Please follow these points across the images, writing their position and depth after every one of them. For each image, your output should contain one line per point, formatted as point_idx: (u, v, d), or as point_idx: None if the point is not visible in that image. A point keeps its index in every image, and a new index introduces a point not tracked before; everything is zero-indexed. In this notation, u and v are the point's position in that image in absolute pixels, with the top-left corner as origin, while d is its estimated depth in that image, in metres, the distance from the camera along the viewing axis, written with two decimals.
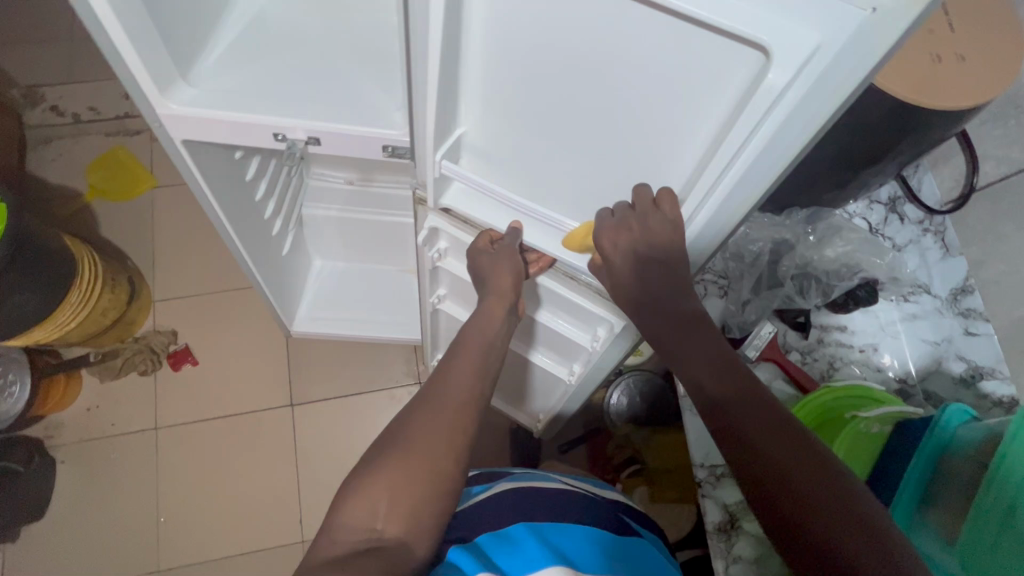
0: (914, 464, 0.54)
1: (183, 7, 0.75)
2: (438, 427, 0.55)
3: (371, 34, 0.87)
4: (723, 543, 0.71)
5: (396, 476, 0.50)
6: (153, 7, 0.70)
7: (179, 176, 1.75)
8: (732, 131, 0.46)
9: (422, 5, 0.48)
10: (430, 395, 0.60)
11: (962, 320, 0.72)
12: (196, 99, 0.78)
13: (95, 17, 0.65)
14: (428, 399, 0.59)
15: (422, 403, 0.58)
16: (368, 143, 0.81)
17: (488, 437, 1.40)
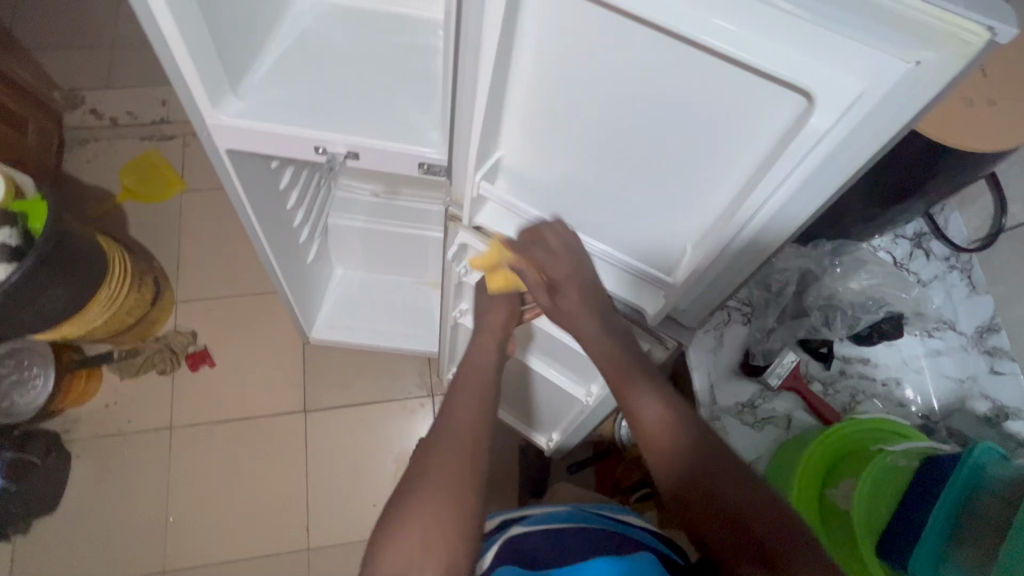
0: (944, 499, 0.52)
1: (238, 25, 0.79)
2: (447, 464, 0.57)
3: (412, 57, 0.91)
4: None
5: (413, 517, 0.52)
6: (213, 24, 0.74)
7: (207, 181, 1.79)
8: (769, 171, 0.48)
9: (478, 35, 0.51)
10: (436, 439, 0.60)
11: (987, 358, 0.73)
12: (244, 111, 0.81)
13: (159, 31, 0.68)
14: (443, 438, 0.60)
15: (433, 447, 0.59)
16: (405, 160, 0.84)
17: (499, 453, 1.40)
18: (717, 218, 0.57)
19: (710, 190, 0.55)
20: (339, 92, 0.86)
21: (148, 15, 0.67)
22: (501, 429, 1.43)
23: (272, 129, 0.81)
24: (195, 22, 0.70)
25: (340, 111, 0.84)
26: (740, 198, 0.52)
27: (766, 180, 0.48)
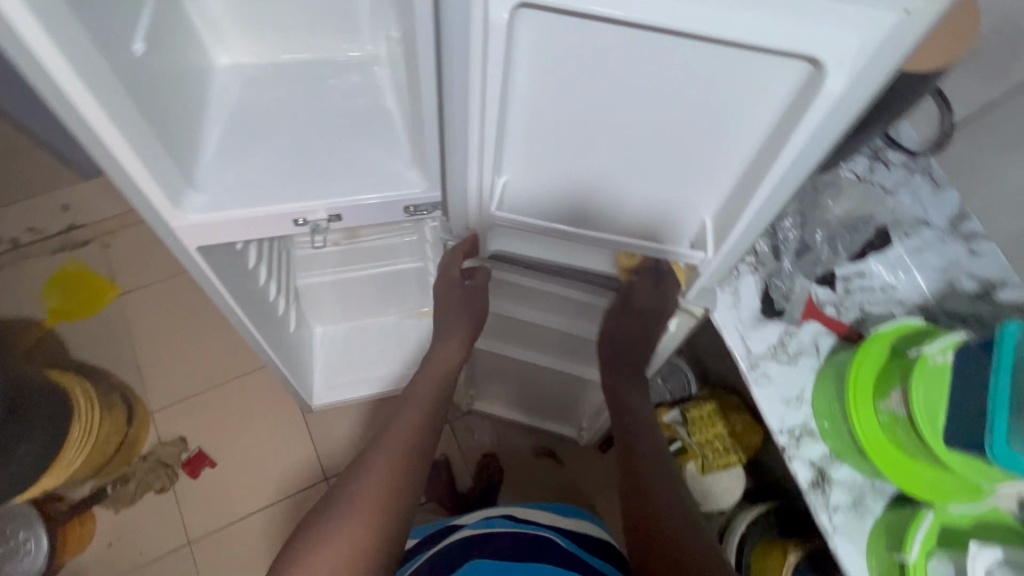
0: (994, 379, 0.57)
1: (173, 116, 0.73)
2: (383, 474, 0.67)
3: (363, 105, 0.88)
4: (821, 497, 0.75)
5: (355, 522, 0.62)
6: (153, 122, 0.68)
7: (143, 276, 1.65)
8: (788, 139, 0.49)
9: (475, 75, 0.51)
10: (382, 451, 0.70)
11: (965, 242, 0.80)
12: (208, 204, 0.76)
13: (102, 145, 0.62)
14: (383, 446, 0.71)
15: (377, 457, 0.69)
16: (390, 208, 0.82)
17: (536, 456, 1.42)
18: (732, 190, 0.59)
19: (722, 165, 0.57)
20: (300, 158, 0.82)
21: (86, 130, 0.61)
22: (531, 433, 1.44)
23: (244, 214, 0.76)
24: (137, 127, 0.64)
25: (308, 176, 0.80)
26: (756, 170, 0.54)
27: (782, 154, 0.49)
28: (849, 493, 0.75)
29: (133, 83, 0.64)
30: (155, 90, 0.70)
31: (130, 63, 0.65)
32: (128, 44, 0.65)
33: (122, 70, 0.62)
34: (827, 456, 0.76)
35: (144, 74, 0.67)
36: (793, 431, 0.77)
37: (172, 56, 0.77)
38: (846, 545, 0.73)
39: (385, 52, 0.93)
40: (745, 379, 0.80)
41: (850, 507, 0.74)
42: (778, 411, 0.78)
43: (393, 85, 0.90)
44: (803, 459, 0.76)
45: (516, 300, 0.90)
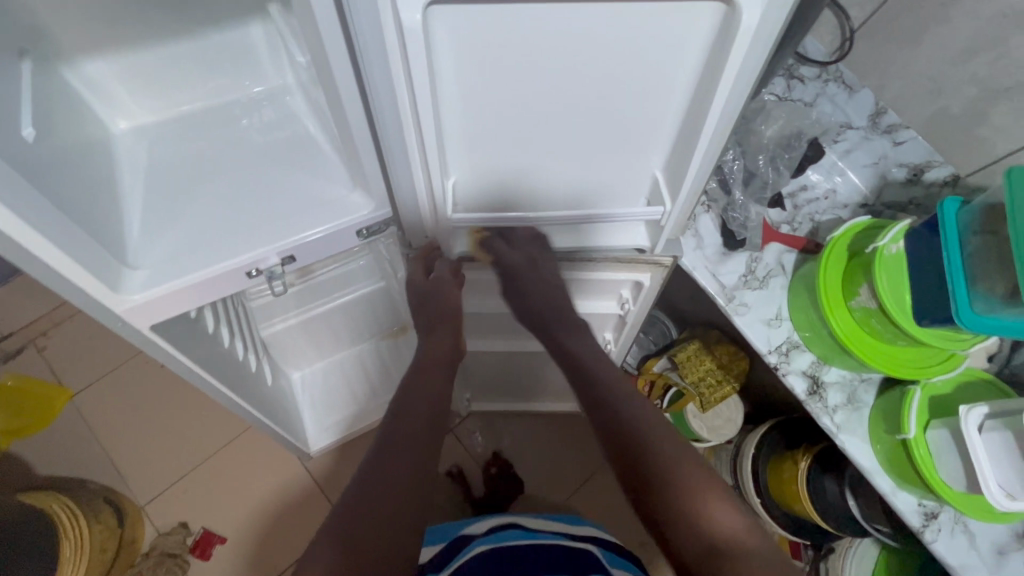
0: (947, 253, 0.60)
1: (85, 198, 0.68)
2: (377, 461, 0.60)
3: (287, 141, 0.85)
4: (821, 402, 0.79)
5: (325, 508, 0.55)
6: (66, 209, 0.63)
7: (91, 370, 1.54)
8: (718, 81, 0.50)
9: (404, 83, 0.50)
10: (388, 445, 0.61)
11: (889, 136, 0.85)
12: (150, 279, 0.71)
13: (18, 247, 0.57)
14: (389, 440, 0.62)
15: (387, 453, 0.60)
16: (342, 237, 0.79)
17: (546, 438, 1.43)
18: (676, 140, 0.60)
19: (661, 118, 0.58)
20: (236, 208, 0.78)
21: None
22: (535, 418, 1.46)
23: (194, 279, 0.72)
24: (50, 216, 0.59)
25: (249, 225, 0.77)
26: (694, 116, 0.55)
27: (717, 95, 0.50)
28: (844, 391, 0.80)
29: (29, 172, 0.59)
30: (57, 175, 0.65)
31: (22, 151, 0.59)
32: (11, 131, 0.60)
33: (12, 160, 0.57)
34: (816, 363, 0.81)
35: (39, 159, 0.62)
36: (781, 349, 0.82)
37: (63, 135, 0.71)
38: (852, 438, 0.78)
39: (293, 79, 0.89)
40: (725, 312, 0.83)
41: (847, 404, 0.79)
42: (763, 334, 0.82)
43: (311, 112, 0.87)
44: (796, 372, 0.80)
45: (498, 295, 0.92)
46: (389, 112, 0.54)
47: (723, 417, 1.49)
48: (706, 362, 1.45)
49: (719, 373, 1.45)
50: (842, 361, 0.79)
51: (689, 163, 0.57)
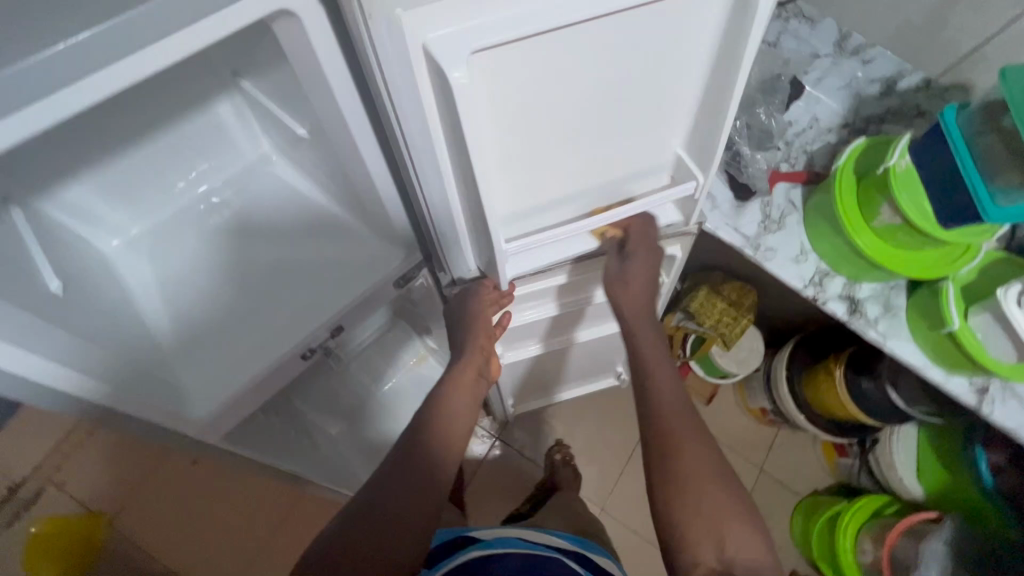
0: (960, 155, 0.65)
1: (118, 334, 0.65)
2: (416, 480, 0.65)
3: (295, 211, 0.83)
4: (863, 318, 0.85)
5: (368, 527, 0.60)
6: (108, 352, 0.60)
7: (122, 489, 1.47)
8: (740, 58, 0.51)
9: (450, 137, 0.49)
10: (404, 474, 0.65)
11: (857, 56, 0.89)
12: (208, 395, 0.70)
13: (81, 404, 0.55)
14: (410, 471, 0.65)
15: (406, 481, 0.64)
16: (382, 293, 0.78)
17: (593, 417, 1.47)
18: (699, 116, 0.62)
19: (682, 100, 0.60)
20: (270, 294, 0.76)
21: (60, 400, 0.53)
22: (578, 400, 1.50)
23: (253, 380, 0.71)
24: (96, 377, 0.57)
25: (288, 308, 0.76)
26: (719, 91, 0.57)
27: (742, 70, 0.52)
28: (880, 303, 0.86)
29: (54, 342, 0.56)
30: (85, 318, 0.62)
31: (38, 321, 0.56)
32: (22, 305, 0.56)
33: (36, 338, 0.54)
34: (848, 284, 0.86)
35: (55, 322, 0.59)
36: (814, 279, 0.86)
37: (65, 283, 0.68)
38: (897, 342, 0.84)
39: (270, 147, 0.87)
40: (756, 261, 0.87)
41: (885, 313, 0.85)
42: (795, 272, 0.86)
43: (302, 176, 0.85)
44: (834, 297, 0.85)
45: (536, 303, 0.93)
46: (430, 167, 0.54)
47: (747, 348, 1.56)
48: (721, 304, 1.48)
49: (737, 312, 1.49)
50: (871, 275, 0.84)
51: (719, 138, 0.59)
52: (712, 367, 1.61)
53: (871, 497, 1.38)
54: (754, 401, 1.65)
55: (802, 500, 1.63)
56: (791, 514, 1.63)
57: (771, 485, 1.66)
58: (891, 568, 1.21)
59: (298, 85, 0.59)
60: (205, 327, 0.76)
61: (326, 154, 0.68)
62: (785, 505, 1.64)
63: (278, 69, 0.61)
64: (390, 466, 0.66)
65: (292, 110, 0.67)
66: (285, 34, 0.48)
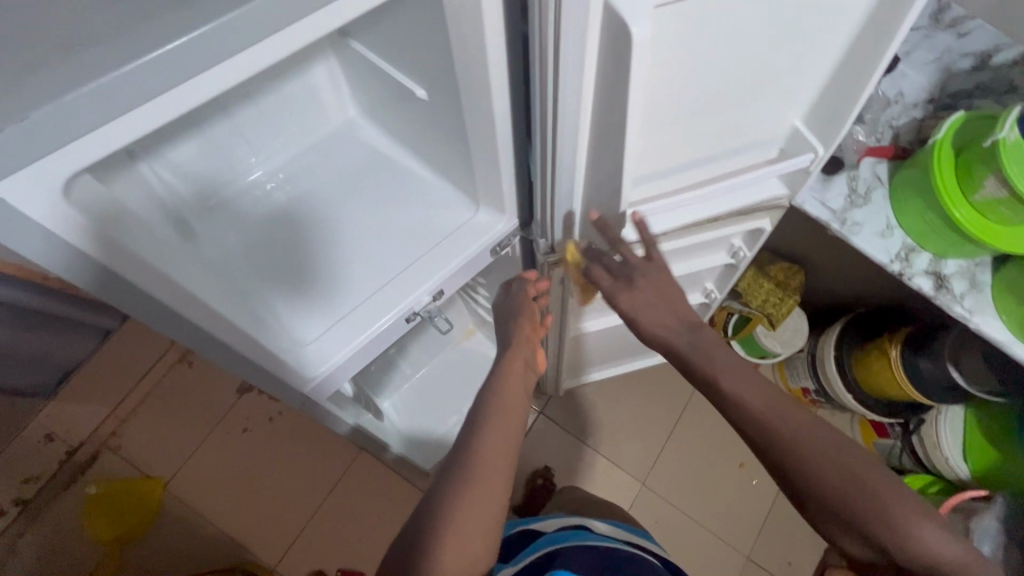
0: None
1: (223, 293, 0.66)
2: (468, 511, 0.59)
3: (389, 178, 0.84)
4: (949, 294, 0.85)
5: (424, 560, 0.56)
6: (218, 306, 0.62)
7: (175, 454, 1.50)
8: (897, 26, 0.52)
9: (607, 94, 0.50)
10: (464, 468, 0.63)
11: (953, 29, 0.87)
12: (319, 353, 0.71)
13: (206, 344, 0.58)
14: (471, 464, 0.63)
15: (468, 473, 0.62)
16: (480, 259, 0.78)
17: None
18: (829, 79, 0.62)
19: (812, 68, 0.60)
20: (368, 256, 0.78)
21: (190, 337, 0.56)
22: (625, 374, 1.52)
23: (362, 342, 0.73)
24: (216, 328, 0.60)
25: (387, 271, 0.76)
26: (859, 57, 0.57)
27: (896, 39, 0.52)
28: (966, 280, 0.86)
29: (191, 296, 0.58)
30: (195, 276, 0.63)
31: (174, 273, 0.58)
32: (160, 259, 0.58)
33: (176, 294, 0.55)
34: (935, 260, 0.86)
35: (188, 279, 0.60)
36: (900, 255, 0.86)
37: (179, 243, 0.69)
38: (982, 319, 0.84)
39: (356, 113, 0.89)
40: (841, 235, 0.87)
41: (972, 290, 0.85)
42: (881, 247, 0.87)
43: (393, 141, 0.86)
44: (921, 273, 0.86)
45: None
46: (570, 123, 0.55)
47: (793, 328, 1.57)
48: (769, 285, 1.48)
49: (787, 292, 1.48)
50: (960, 252, 0.84)
51: (853, 106, 0.60)
52: (758, 350, 1.61)
53: (914, 477, 1.41)
54: (795, 382, 1.66)
55: None
56: None
57: None
58: None
59: (431, 44, 0.60)
60: (306, 288, 0.77)
61: (443, 115, 0.69)
62: None
63: (407, 29, 0.61)
64: (450, 460, 0.65)
65: (409, 71, 0.68)
66: None
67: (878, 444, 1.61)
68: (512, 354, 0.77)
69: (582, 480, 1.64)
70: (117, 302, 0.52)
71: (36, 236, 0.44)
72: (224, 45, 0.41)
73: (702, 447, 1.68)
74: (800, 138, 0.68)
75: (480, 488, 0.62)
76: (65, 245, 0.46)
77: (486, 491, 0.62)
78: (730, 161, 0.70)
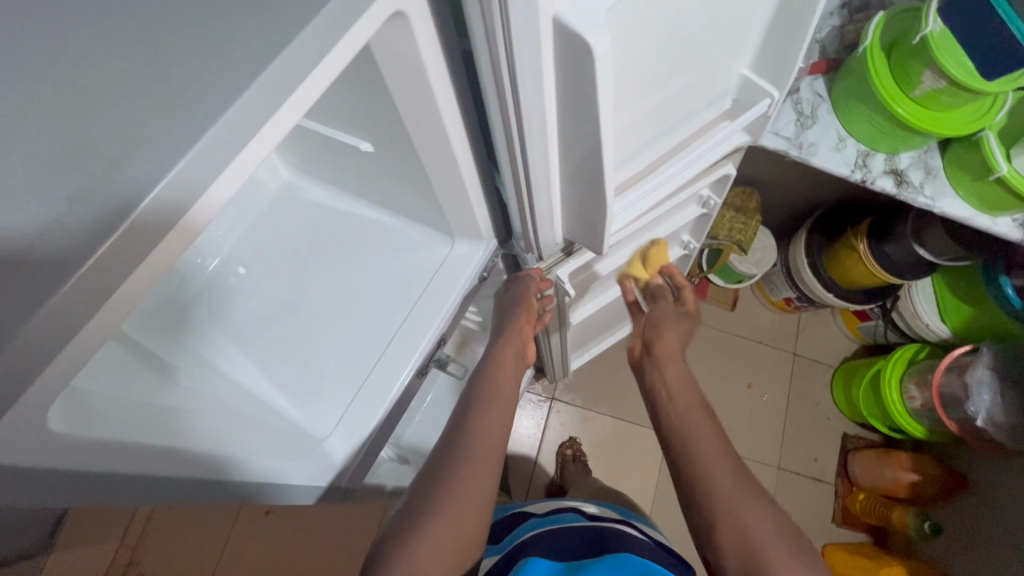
0: None
1: (219, 419, 0.61)
2: (469, 484, 0.56)
3: (348, 231, 0.80)
4: (910, 187, 0.89)
5: (403, 543, 0.51)
6: (221, 441, 0.57)
7: (202, 561, 1.42)
8: None
9: (581, 108, 0.47)
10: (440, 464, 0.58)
11: None
12: (347, 433, 0.66)
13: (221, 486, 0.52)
14: (459, 459, 0.58)
15: (459, 454, 0.58)
16: (473, 289, 0.75)
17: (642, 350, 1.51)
18: (768, 24, 0.61)
19: (749, 20, 0.59)
20: (355, 319, 0.73)
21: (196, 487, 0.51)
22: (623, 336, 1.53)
23: (384, 415, 0.67)
24: (227, 466, 0.54)
25: (383, 329, 0.72)
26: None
27: None
28: (921, 169, 0.90)
29: (189, 455, 0.51)
30: (183, 414, 0.57)
31: (159, 427, 0.52)
32: (136, 418, 0.51)
33: (173, 455, 0.50)
34: (890, 158, 0.90)
35: (179, 432, 0.54)
36: (858, 163, 0.89)
37: (162, 381, 0.62)
38: (942, 200, 0.89)
39: (291, 173, 0.84)
40: (802, 159, 0.88)
41: (927, 177, 0.90)
42: (840, 160, 0.89)
43: (338, 192, 0.81)
44: (881, 175, 0.89)
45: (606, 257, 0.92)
46: (539, 143, 0.52)
47: (762, 247, 1.62)
48: (728, 212, 1.49)
49: (745, 213, 1.50)
50: (908, 145, 0.87)
51: (797, 48, 0.59)
52: (732, 275, 1.68)
53: (903, 349, 1.50)
54: (775, 295, 1.73)
55: (836, 368, 1.77)
56: (829, 384, 1.77)
57: (808, 364, 1.78)
58: (941, 403, 1.35)
59: (363, 98, 0.54)
60: (302, 374, 0.71)
61: (392, 161, 0.64)
62: (823, 377, 1.77)
63: (330, 88, 0.55)
64: (432, 465, 0.58)
65: (346, 127, 0.62)
66: (379, 45, 0.44)
67: (862, 328, 1.71)
68: (499, 352, 0.73)
69: (611, 448, 1.67)
70: (127, 496, 0.45)
71: (8, 478, 0.35)
72: (178, 195, 0.33)
73: (709, 380, 1.76)
74: (752, 86, 0.68)
75: (473, 489, 0.56)
76: (54, 471, 0.38)
77: (479, 459, 0.58)
78: (690, 128, 0.69)
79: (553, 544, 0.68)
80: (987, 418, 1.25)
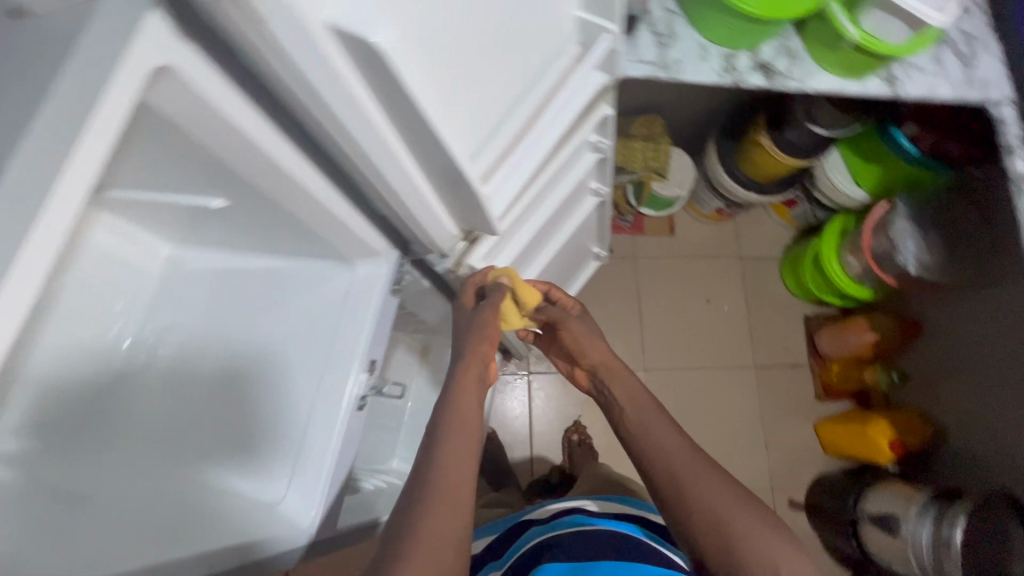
0: None
1: (150, 527, 0.58)
2: (450, 503, 0.58)
3: (246, 289, 0.77)
4: (779, 77, 0.91)
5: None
6: (154, 550, 0.55)
7: None
8: None
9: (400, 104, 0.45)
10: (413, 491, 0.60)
11: None
12: (302, 491, 0.64)
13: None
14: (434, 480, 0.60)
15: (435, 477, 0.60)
16: (389, 305, 0.73)
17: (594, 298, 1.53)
18: None
19: None
20: (276, 376, 0.71)
21: None
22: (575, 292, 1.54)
23: (332, 461, 0.65)
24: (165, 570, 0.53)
25: (309, 377, 0.70)
26: None
27: None
28: (785, 55, 0.92)
29: None
30: (101, 541, 0.55)
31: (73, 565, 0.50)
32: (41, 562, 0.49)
33: None
34: (754, 53, 0.91)
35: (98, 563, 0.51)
36: (727, 67, 0.90)
37: (76, 507, 0.59)
38: (814, 78, 0.91)
39: (171, 246, 0.82)
40: (673, 79, 0.89)
41: (792, 62, 0.91)
42: (709, 69, 0.89)
43: (225, 252, 0.77)
44: (750, 73, 0.90)
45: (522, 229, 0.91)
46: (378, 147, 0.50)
47: (680, 167, 1.64)
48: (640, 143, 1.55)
49: (657, 140, 1.56)
50: (766, 37, 0.89)
51: None
52: (663, 204, 1.68)
53: (832, 223, 1.56)
54: (706, 208, 1.76)
55: (782, 259, 1.83)
56: (780, 275, 1.83)
57: (756, 264, 1.83)
58: (877, 262, 1.41)
59: (185, 152, 0.51)
60: (238, 447, 0.69)
61: (246, 209, 0.62)
62: (773, 271, 1.83)
63: (147, 151, 0.52)
64: (411, 488, 0.60)
65: (188, 188, 0.59)
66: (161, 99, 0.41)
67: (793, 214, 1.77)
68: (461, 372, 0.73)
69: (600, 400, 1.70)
70: None
71: None
72: None
73: (670, 307, 1.80)
74: (590, 26, 0.68)
75: (446, 519, 0.57)
76: None
77: (459, 481, 0.60)
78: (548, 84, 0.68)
79: (571, 541, 0.81)
80: (919, 264, 1.35)
